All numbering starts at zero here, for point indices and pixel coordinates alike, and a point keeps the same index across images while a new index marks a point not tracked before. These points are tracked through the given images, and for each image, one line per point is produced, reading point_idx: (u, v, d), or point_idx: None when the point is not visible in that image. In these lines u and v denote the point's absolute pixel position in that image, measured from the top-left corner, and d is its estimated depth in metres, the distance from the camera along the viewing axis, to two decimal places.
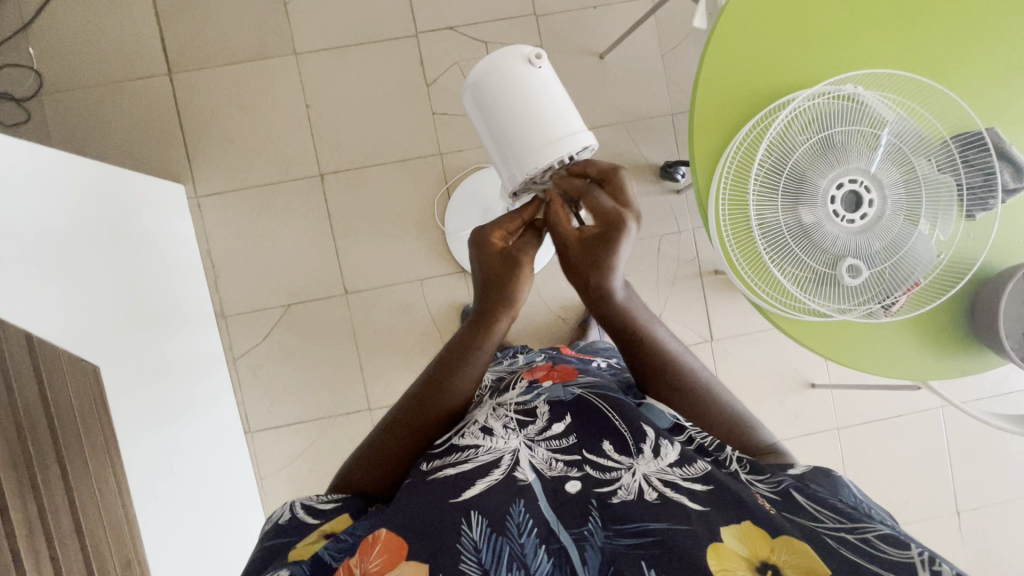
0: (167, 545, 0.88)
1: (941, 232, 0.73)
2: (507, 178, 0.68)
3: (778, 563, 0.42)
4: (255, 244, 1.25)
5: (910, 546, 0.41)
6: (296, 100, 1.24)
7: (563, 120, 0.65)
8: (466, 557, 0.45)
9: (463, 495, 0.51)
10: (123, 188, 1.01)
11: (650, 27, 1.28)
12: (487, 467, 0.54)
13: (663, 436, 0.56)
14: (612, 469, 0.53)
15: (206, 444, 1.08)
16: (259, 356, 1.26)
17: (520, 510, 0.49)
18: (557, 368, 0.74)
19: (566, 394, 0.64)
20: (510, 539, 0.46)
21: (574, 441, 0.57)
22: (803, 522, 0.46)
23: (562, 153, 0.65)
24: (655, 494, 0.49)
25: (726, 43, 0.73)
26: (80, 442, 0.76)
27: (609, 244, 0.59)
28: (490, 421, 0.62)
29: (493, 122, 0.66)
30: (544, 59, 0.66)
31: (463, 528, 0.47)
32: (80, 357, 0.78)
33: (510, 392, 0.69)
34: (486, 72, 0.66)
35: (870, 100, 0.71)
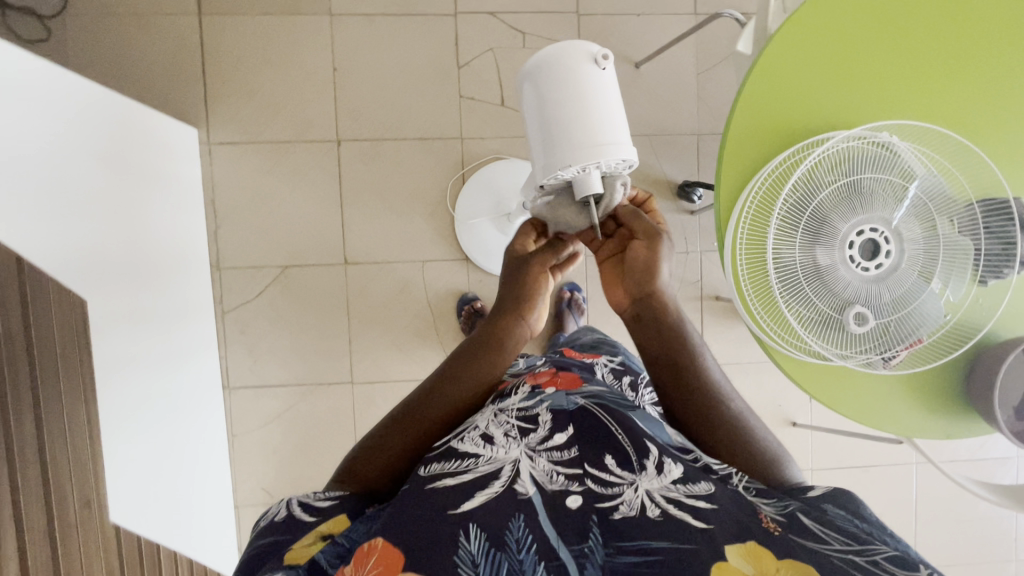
0: (130, 490, 0.87)
1: (952, 293, 0.72)
2: (541, 167, 0.65)
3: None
4: (261, 201, 1.23)
5: (919, 567, 0.43)
6: (324, 61, 1.22)
7: (610, 124, 0.62)
8: (463, 567, 0.45)
9: (463, 506, 0.50)
10: (133, 124, 0.98)
11: (690, 43, 1.26)
12: (488, 477, 0.54)
13: (667, 455, 0.56)
14: (615, 485, 0.53)
15: (182, 396, 1.05)
16: (249, 313, 1.24)
17: (519, 525, 0.49)
18: (561, 375, 0.74)
19: (569, 403, 0.64)
20: (510, 556, 0.46)
21: (576, 453, 0.57)
22: (812, 544, 0.46)
23: (600, 159, 0.62)
24: (658, 511, 0.49)
25: (770, 71, 0.72)
26: (57, 372, 0.74)
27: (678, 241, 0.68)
28: (491, 428, 0.62)
29: (542, 110, 0.64)
30: (610, 62, 0.64)
31: (461, 539, 0.47)
32: (70, 290, 0.77)
33: (511, 398, 0.68)
34: (548, 59, 0.64)
35: (903, 151, 0.70)
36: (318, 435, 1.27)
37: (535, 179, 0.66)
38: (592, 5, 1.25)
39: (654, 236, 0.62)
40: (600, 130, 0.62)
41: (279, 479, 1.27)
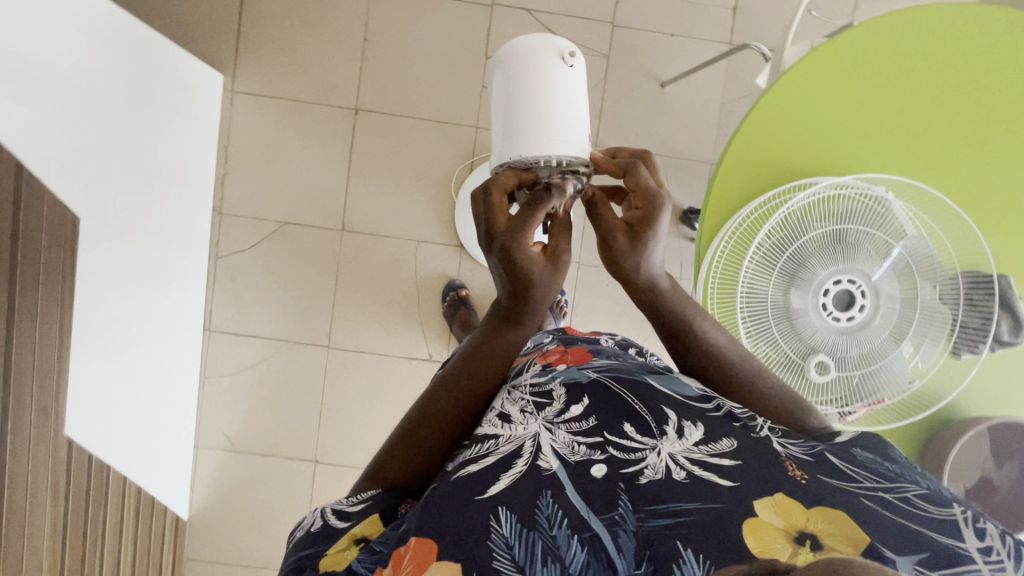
0: (90, 406, 0.89)
1: (921, 360, 0.71)
2: (497, 152, 0.61)
3: (815, 532, 0.39)
4: (273, 155, 1.25)
5: (951, 504, 0.41)
6: (356, 30, 1.24)
7: (570, 120, 0.59)
8: (498, 554, 0.42)
9: (490, 490, 0.46)
10: (158, 61, 1.00)
11: (719, 71, 1.26)
12: (510, 458, 0.49)
13: (686, 418, 0.52)
14: (636, 450, 0.49)
15: (160, 329, 1.08)
16: (242, 260, 1.27)
17: (548, 502, 0.45)
18: (571, 351, 0.67)
19: (583, 375, 0.59)
20: (543, 533, 0.43)
21: (594, 423, 0.53)
22: (843, 483, 0.44)
23: (554, 153, 0.59)
24: (683, 473, 0.46)
25: (781, 102, 0.71)
26: (37, 279, 0.77)
27: (654, 225, 0.57)
28: (506, 406, 0.57)
29: (505, 97, 0.61)
30: (578, 59, 0.61)
31: (492, 523, 0.43)
32: (65, 205, 0.79)
33: (523, 374, 0.63)
34: (517, 47, 0.60)
35: (897, 209, 0.70)
36: (286, 392, 1.29)
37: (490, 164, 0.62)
38: (628, 18, 1.25)
39: (605, 235, 0.58)
40: (559, 126, 0.59)
41: (241, 428, 1.29)
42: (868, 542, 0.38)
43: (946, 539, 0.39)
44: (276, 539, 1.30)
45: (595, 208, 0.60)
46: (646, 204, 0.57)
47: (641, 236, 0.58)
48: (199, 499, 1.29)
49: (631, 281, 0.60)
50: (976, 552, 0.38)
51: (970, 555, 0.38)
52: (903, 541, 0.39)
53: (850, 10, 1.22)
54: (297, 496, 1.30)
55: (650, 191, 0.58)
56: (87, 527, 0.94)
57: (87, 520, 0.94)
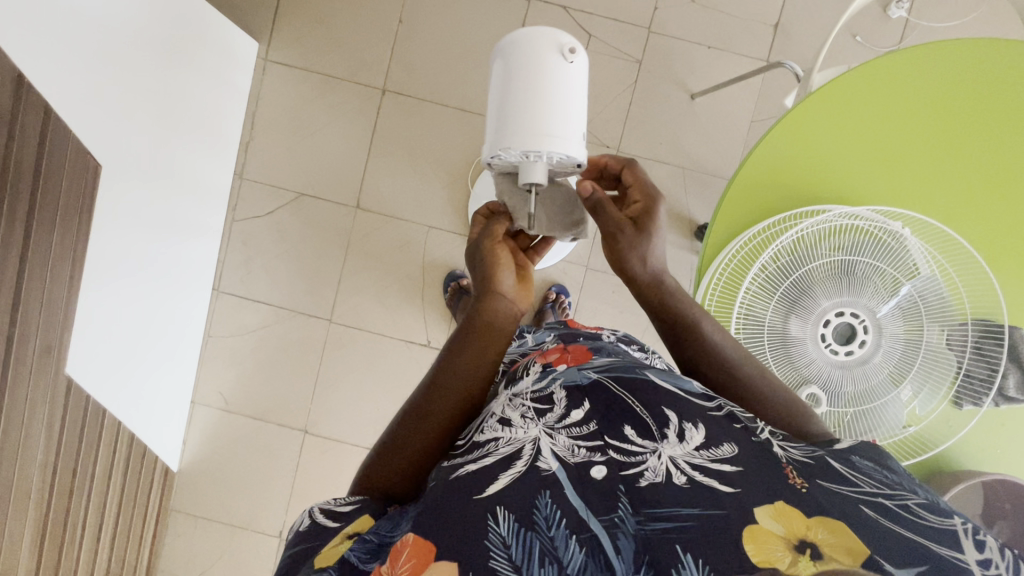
0: (94, 348, 0.92)
1: (919, 405, 0.69)
2: (490, 143, 0.64)
3: (815, 541, 0.37)
4: (299, 127, 1.27)
5: (952, 515, 0.39)
6: (392, 11, 1.24)
7: (563, 117, 0.62)
8: (495, 553, 0.41)
9: (489, 489, 0.45)
10: (195, 22, 1.01)
11: (752, 88, 1.23)
12: (508, 459, 0.48)
13: (687, 420, 0.51)
14: (637, 453, 0.48)
15: (171, 284, 1.11)
16: (258, 227, 1.29)
17: (547, 503, 0.44)
18: (571, 350, 0.66)
19: (584, 378, 0.57)
20: (541, 534, 0.43)
21: (595, 427, 0.51)
22: (843, 491, 0.42)
23: (543, 147, 0.61)
24: (684, 479, 0.44)
25: (806, 123, 0.69)
26: (54, 219, 0.79)
27: (653, 214, 0.61)
28: (506, 412, 0.55)
29: (504, 89, 0.64)
30: (579, 56, 0.64)
31: (490, 522, 0.43)
32: (89, 152, 0.82)
33: (522, 378, 0.61)
34: (520, 41, 0.63)
35: (912, 246, 0.67)
36: (285, 360, 1.31)
37: (484, 154, 0.65)
38: (664, 25, 1.23)
39: (613, 230, 0.60)
40: (551, 120, 0.61)
41: (238, 391, 1.32)
42: (869, 552, 0.36)
43: (945, 548, 0.37)
44: (259, 502, 1.33)
45: (597, 203, 0.62)
46: (645, 199, 0.62)
47: (646, 227, 0.60)
48: (190, 454, 1.32)
49: (640, 277, 0.61)
50: (975, 564, 0.35)
51: (967, 566, 0.36)
52: (901, 549, 0.36)
53: (896, 40, 1.18)
54: (284, 463, 1.32)
55: (647, 188, 0.63)
56: (77, 466, 0.97)
57: (78, 460, 0.97)
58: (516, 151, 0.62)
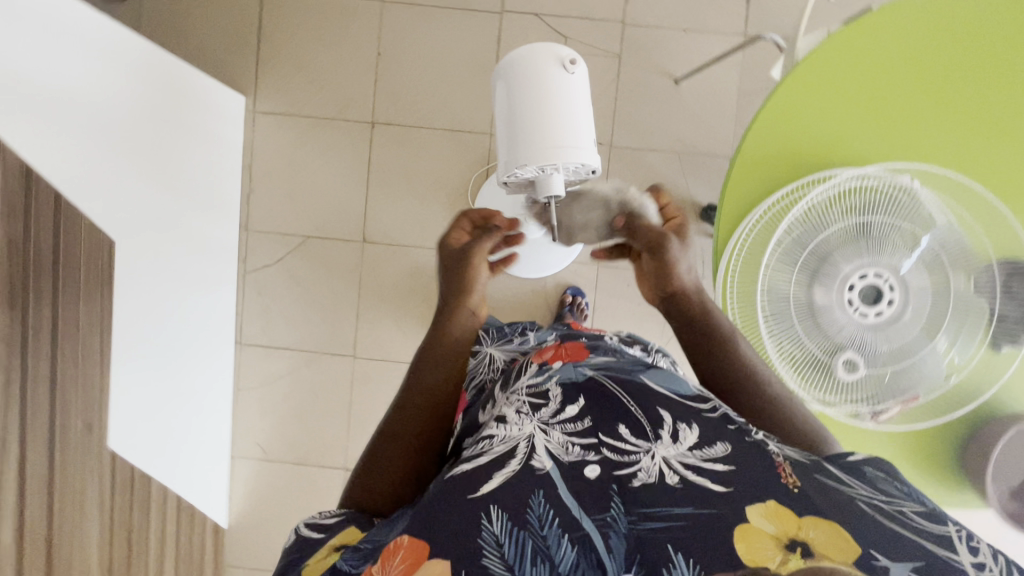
0: (131, 416, 0.94)
1: (958, 354, 0.68)
2: (503, 162, 0.65)
3: (807, 539, 0.41)
4: (295, 172, 1.29)
5: (947, 522, 0.42)
6: (370, 44, 1.26)
7: (573, 126, 0.63)
8: (487, 551, 0.43)
9: (479, 489, 0.47)
10: (184, 87, 1.04)
11: (735, 64, 1.23)
12: (503, 457, 0.50)
13: (681, 420, 0.54)
14: (632, 452, 0.51)
15: (193, 345, 1.13)
16: (270, 275, 1.31)
17: (540, 501, 0.46)
18: (567, 346, 0.68)
19: (579, 375, 0.60)
20: (533, 533, 0.44)
21: (590, 424, 0.54)
22: (840, 489, 0.46)
23: (558, 159, 0.62)
24: (677, 478, 0.48)
25: (799, 92, 0.69)
26: (77, 299, 0.80)
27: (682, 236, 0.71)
28: (504, 409, 0.57)
29: (509, 107, 0.65)
30: (579, 67, 0.65)
31: (484, 522, 0.44)
32: (99, 230, 0.84)
33: (521, 376, 0.63)
34: (521, 57, 0.64)
35: (925, 198, 0.67)
36: (315, 401, 1.32)
37: (498, 174, 0.66)
38: (638, 16, 1.24)
39: (659, 240, 0.69)
40: (562, 132, 0.63)
41: (274, 439, 1.33)
42: (856, 551, 0.40)
43: (941, 552, 0.39)
44: None
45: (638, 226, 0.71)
46: (680, 215, 0.73)
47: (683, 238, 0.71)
48: (237, 508, 1.34)
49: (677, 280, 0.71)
50: (969, 565, 0.38)
51: (961, 566, 0.38)
52: (894, 546, 0.40)
53: None
54: (331, 503, 1.33)
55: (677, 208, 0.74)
56: (132, 537, 0.98)
57: (132, 531, 0.98)
58: (532, 167, 0.63)
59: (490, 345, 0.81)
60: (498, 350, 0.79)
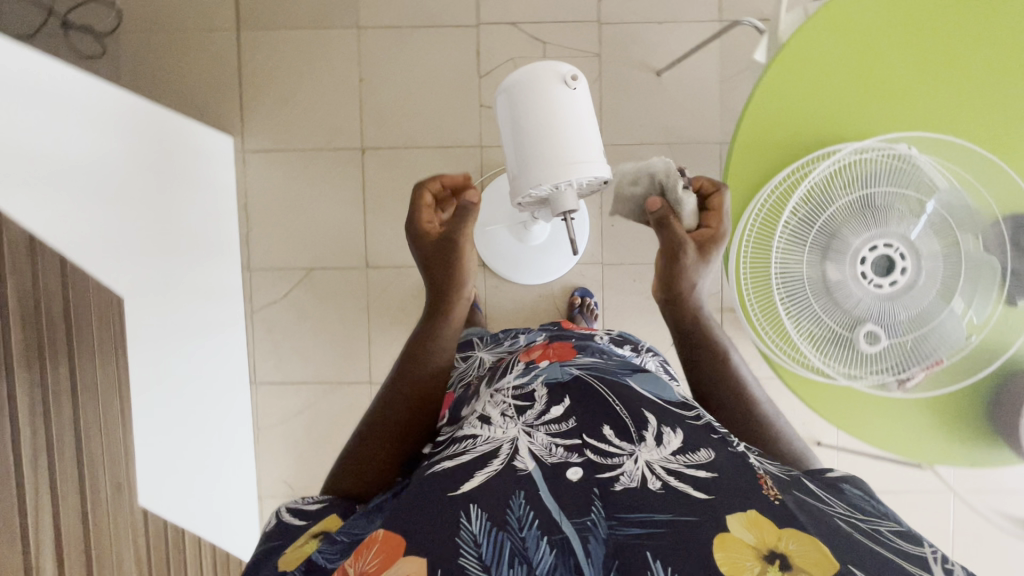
0: (158, 470, 0.94)
1: (975, 314, 0.69)
2: (516, 184, 0.66)
3: (785, 552, 0.42)
4: (290, 206, 1.29)
5: (923, 544, 0.43)
6: (351, 72, 1.26)
7: (582, 142, 0.63)
8: (465, 551, 0.43)
9: (462, 488, 0.48)
10: (174, 138, 1.05)
11: (714, 50, 1.24)
12: (487, 456, 0.52)
13: (665, 425, 0.56)
14: (614, 456, 0.52)
15: (209, 392, 1.12)
16: (277, 311, 1.30)
17: (521, 503, 0.47)
18: (554, 349, 0.74)
19: (565, 374, 0.64)
20: (512, 535, 0.45)
21: (574, 425, 0.56)
22: (818, 506, 0.47)
23: (571, 177, 0.63)
24: (659, 483, 0.49)
25: (786, 76, 0.70)
26: (93, 359, 0.80)
27: (716, 243, 0.68)
28: (488, 409, 0.60)
29: (515, 129, 0.65)
30: (580, 81, 0.65)
31: (462, 521, 0.45)
32: (108, 288, 0.84)
33: (507, 377, 0.68)
34: (522, 76, 0.64)
35: (923, 163, 0.67)
36: (338, 432, 1.32)
37: (512, 195, 0.68)
38: (613, 14, 1.24)
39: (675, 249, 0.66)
40: (571, 149, 0.63)
41: (300, 474, 1.33)
42: (835, 566, 0.40)
43: (915, 569, 0.40)
44: None
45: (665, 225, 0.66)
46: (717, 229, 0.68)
47: (707, 253, 0.68)
48: None
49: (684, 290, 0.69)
50: None
51: None
52: (873, 561, 0.41)
53: None
54: None
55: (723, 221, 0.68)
56: None
57: None
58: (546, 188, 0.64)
59: (483, 351, 0.90)
60: (490, 352, 0.88)
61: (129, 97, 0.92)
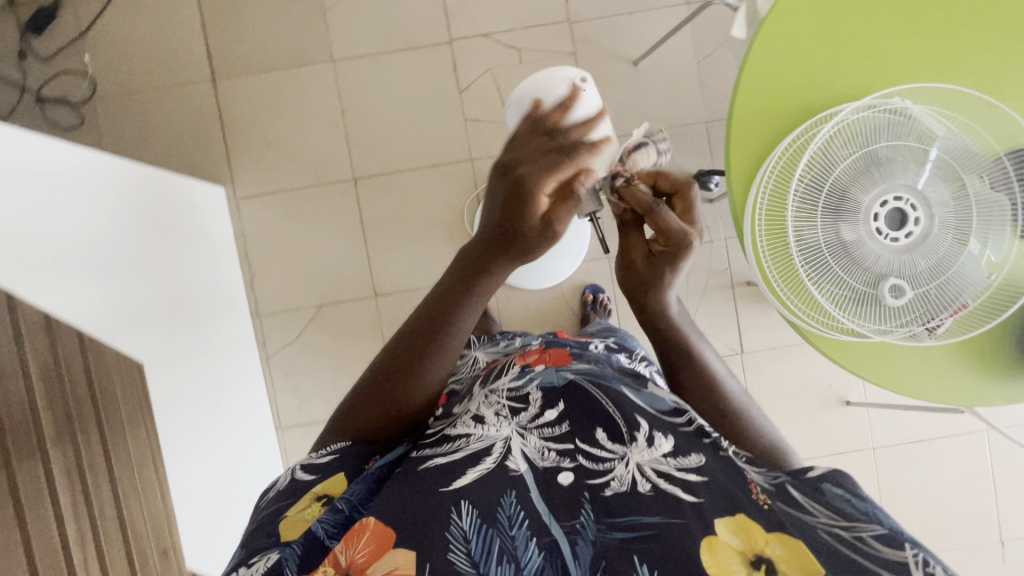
0: (200, 530, 0.93)
1: (993, 253, 0.70)
2: None
3: (773, 557, 0.42)
4: (290, 247, 1.28)
5: (905, 545, 0.41)
6: (332, 105, 1.27)
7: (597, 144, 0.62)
8: (455, 546, 0.45)
9: (454, 484, 0.50)
10: (171, 196, 1.05)
11: (686, 34, 1.26)
12: (479, 455, 0.53)
13: (657, 428, 0.54)
14: (606, 459, 0.52)
15: (239, 444, 1.11)
16: (293, 353, 1.30)
17: (511, 502, 0.48)
18: (549, 353, 0.73)
19: (559, 378, 0.61)
20: (502, 534, 0.46)
21: (567, 429, 0.55)
22: (797, 515, 0.45)
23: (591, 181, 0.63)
24: (649, 486, 0.48)
25: (772, 51, 0.71)
26: (122, 428, 0.79)
27: (676, 260, 0.65)
28: (482, 409, 0.59)
29: None
30: (589, 83, 0.63)
31: (453, 516, 0.47)
32: (126, 354, 0.83)
33: (502, 379, 0.67)
34: (529, 88, 0.64)
35: (919, 113, 0.68)
36: None
37: None
38: (583, 12, 1.26)
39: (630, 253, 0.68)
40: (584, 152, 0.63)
41: None
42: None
43: None
44: None
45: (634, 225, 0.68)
46: (670, 244, 0.64)
47: (662, 268, 0.65)
48: None
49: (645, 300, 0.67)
50: None
51: None
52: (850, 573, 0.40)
53: None
54: None
55: (676, 231, 0.63)
56: None
57: None
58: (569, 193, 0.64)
59: (477, 350, 0.91)
60: (487, 351, 0.89)
61: (111, 162, 0.91)
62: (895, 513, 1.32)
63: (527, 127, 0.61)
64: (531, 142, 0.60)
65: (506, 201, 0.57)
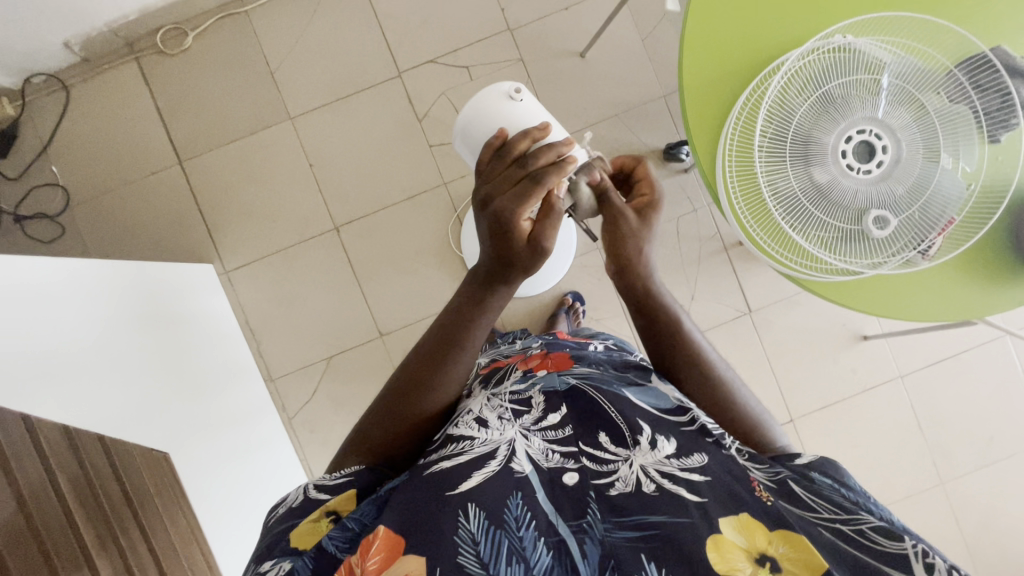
0: None
1: (966, 164, 0.71)
2: None
3: (776, 556, 0.42)
4: (288, 307, 1.30)
5: (905, 537, 0.42)
6: (299, 160, 1.29)
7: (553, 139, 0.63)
8: (463, 548, 0.44)
9: (461, 485, 0.49)
10: (163, 283, 1.06)
11: (625, 16, 1.28)
12: (484, 457, 0.52)
13: (660, 432, 0.55)
14: (610, 462, 0.52)
15: None
16: (313, 409, 1.31)
17: (518, 503, 0.48)
18: (551, 357, 0.73)
19: (560, 383, 0.62)
20: (509, 533, 0.46)
21: (571, 432, 0.56)
22: (801, 513, 0.46)
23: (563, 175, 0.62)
24: (653, 486, 0.49)
25: (706, 13, 0.73)
26: (163, 520, 0.79)
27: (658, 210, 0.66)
28: (484, 411, 0.60)
29: None
30: (524, 91, 0.65)
31: (460, 519, 0.46)
32: (150, 447, 0.83)
33: (504, 384, 0.67)
34: (470, 113, 0.65)
35: (863, 46, 0.69)
36: None
37: None
38: (520, 17, 1.28)
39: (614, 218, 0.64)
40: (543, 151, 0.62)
41: None
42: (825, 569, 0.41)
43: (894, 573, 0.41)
44: None
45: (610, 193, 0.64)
46: (652, 193, 0.66)
47: (648, 217, 0.65)
48: None
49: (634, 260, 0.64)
50: None
51: None
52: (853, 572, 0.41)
53: None
54: None
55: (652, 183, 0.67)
56: None
57: None
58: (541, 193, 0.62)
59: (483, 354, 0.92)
60: (488, 354, 0.91)
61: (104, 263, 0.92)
62: (938, 436, 1.31)
63: (490, 156, 0.61)
64: (497, 169, 0.59)
65: (492, 235, 0.58)
